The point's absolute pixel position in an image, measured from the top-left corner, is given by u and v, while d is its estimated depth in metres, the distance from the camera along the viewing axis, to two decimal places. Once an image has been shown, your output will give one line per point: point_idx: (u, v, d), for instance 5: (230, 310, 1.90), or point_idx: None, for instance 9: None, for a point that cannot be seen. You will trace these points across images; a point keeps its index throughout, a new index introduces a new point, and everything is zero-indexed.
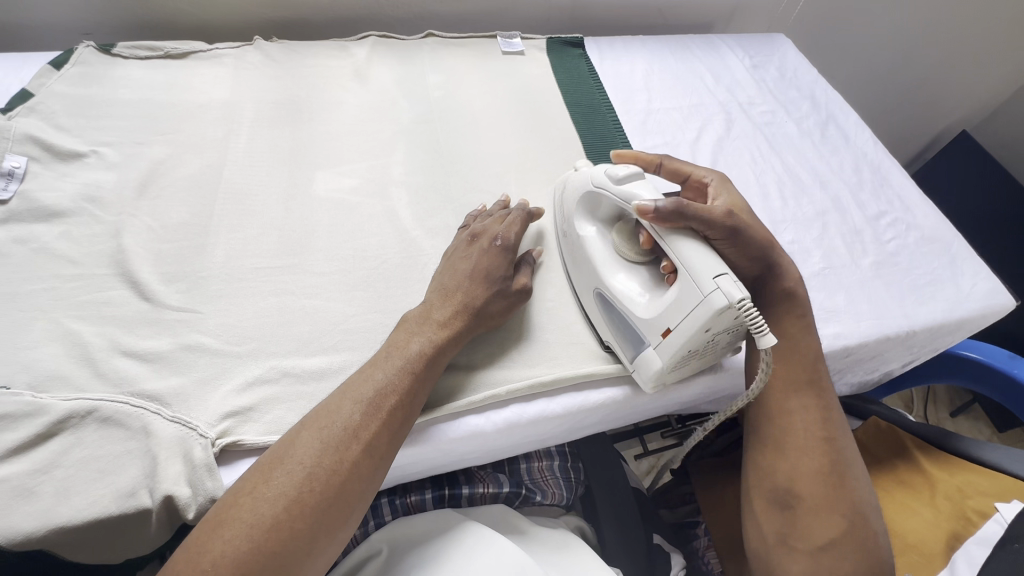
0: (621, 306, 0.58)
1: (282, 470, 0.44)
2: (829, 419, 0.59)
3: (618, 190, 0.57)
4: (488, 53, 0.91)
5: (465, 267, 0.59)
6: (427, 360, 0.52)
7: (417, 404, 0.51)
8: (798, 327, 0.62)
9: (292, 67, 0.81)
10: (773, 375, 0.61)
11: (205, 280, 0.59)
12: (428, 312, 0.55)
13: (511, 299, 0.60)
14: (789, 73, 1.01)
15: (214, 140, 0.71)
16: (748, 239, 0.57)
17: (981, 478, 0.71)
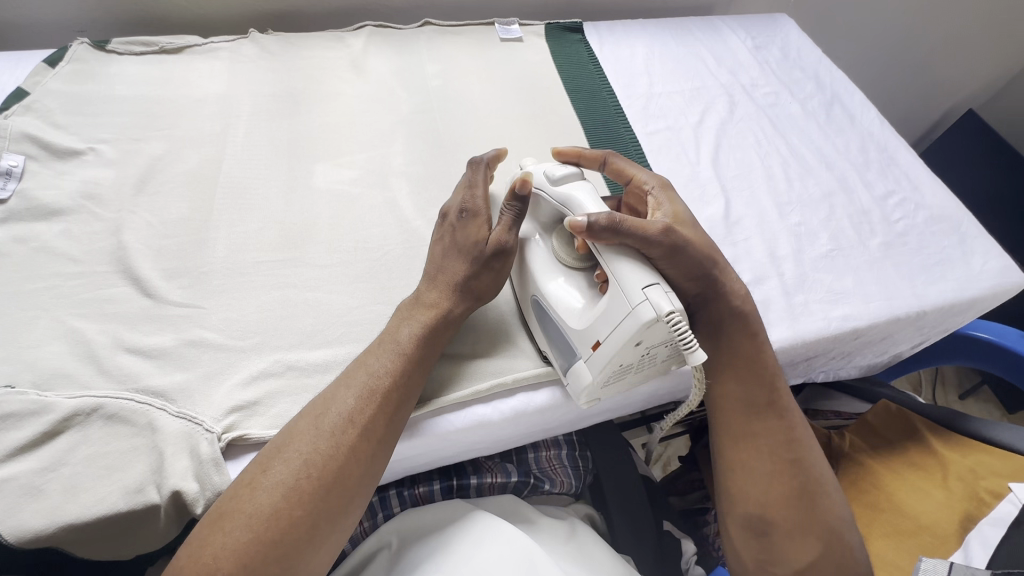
0: (558, 318, 0.55)
1: (281, 459, 0.44)
2: (791, 440, 0.57)
3: (555, 191, 0.54)
4: (486, 40, 0.89)
5: (442, 246, 0.57)
6: (421, 342, 0.52)
7: (413, 388, 0.50)
8: (753, 348, 0.59)
9: (288, 60, 0.80)
10: (731, 399, 0.59)
11: (207, 275, 0.58)
12: (418, 296, 0.55)
13: (492, 265, 0.55)
14: (792, 53, 0.99)
15: (212, 135, 0.70)
16: (686, 256, 0.53)
17: (992, 458, 0.71)
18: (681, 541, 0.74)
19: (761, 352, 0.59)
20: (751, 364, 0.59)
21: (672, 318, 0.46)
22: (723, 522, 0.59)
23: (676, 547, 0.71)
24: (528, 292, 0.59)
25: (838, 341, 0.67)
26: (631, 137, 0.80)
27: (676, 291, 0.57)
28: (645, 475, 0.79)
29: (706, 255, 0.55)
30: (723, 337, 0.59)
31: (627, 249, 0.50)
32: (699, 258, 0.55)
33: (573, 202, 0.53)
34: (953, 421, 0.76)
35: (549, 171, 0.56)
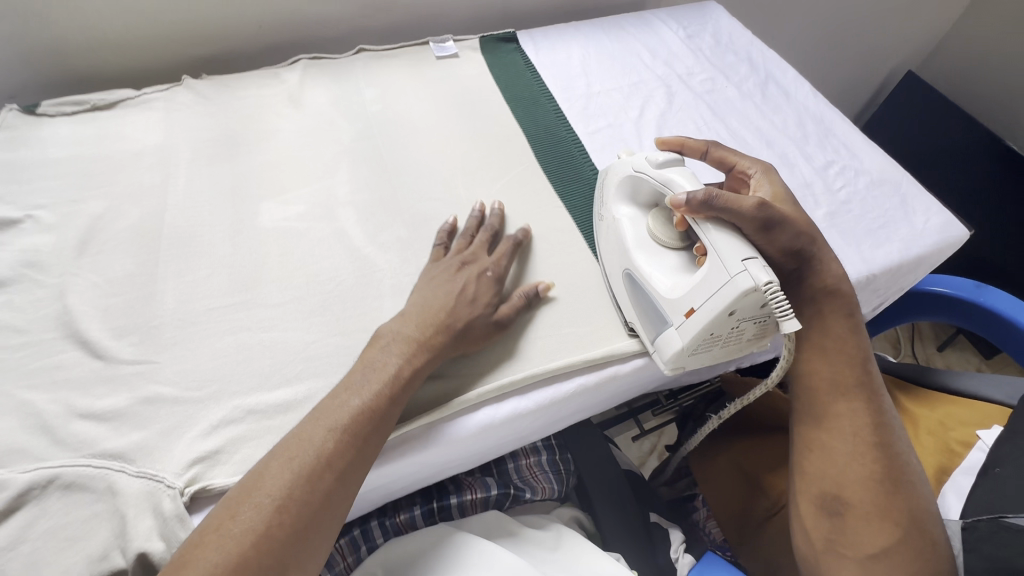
0: (649, 289, 0.58)
1: (250, 503, 0.43)
2: (880, 424, 0.57)
3: (658, 173, 0.59)
4: (422, 60, 0.90)
5: (450, 288, 0.59)
6: (404, 381, 0.52)
7: (384, 425, 0.50)
8: (848, 330, 0.61)
9: (224, 102, 0.80)
10: (819, 376, 0.60)
11: (158, 328, 0.58)
12: (401, 330, 0.55)
13: (489, 324, 0.59)
14: (724, 38, 1.02)
15: (152, 186, 0.70)
16: (782, 231, 0.55)
17: (959, 409, 0.73)
18: (667, 529, 0.73)
19: (857, 334, 0.61)
20: (841, 346, 0.60)
21: (764, 286, 0.49)
22: (794, 502, 0.58)
23: (663, 535, 0.72)
24: (620, 266, 0.63)
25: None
26: (574, 137, 0.81)
27: (774, 266, 0.60)
28: (629, 470, 0.80)
29: (803, 231, 0.58)
30: (813, 313, 0.61)
31: (728, 224, 0.53)
32: (796, 233, 0.57)
33: (672, 182, 0.57)
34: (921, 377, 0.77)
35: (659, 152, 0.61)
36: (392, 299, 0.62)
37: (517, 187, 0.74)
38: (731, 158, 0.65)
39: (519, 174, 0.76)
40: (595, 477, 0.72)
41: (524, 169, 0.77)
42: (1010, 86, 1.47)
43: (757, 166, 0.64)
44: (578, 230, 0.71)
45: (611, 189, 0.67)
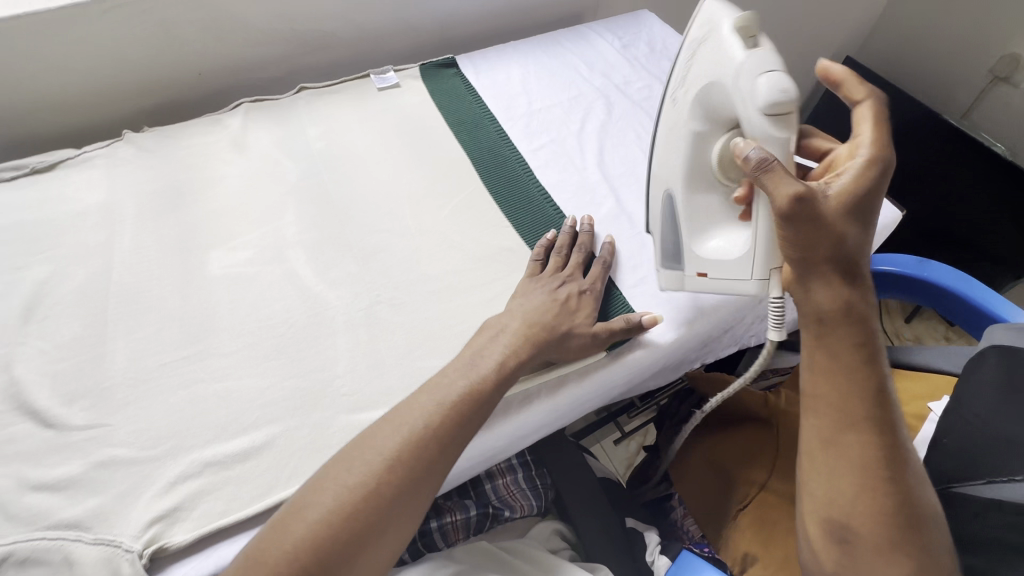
0: (681, 223, 0.63)
1: (361, 461, 0.47)
2: (895, 457, 0.49)
3: (754, 113, 0.52)
4: (364, 93, 0.91)
5: (549, 293, 0.62)
6: (507, 371, 0.54)
7: (454, 443, 0.49)
8: (864, 354, 0.51)
9: (167, 153, 0.80)
10: (825, 402, 0.52)
11: (109, 390, 0.57)
12: (513, 322, 0.58)
13: (586, 335, 0.60)
14: (658, 45, 1.05)
15: (98, 245, 0.69)
16: (805, 227, 0.49)
17: (914, 382, 0.76)
18: (644, 532, 0.74)
19: (872, 357, 0.51)
20: (853, 372, 0.51)
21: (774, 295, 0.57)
22: (800, 519, 0.54)
23: (641, 541, 0.72)
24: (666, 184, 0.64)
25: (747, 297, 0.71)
26: (519, 156, 0.83)
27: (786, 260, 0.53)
28: (606, 478, 0.81)
29: (831, 231, 0.49)
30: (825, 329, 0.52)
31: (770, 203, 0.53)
32: (826, 229, 0.49)
33: (756, 132, 0.52)
34: None
35: (772, 87, 0.51)
36: (346, 335, 0.63)
37: (465, 211, 0.76)
38: (860, 123, 0.55)
39: (466, 197, 0.78)
40: (571, 489, 0.73)
41: (472, 192, 0.78)
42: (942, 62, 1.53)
43: (880, 144, 0.52)
44: (527, 246, 0.72)
45: (698, 71, 0.58)
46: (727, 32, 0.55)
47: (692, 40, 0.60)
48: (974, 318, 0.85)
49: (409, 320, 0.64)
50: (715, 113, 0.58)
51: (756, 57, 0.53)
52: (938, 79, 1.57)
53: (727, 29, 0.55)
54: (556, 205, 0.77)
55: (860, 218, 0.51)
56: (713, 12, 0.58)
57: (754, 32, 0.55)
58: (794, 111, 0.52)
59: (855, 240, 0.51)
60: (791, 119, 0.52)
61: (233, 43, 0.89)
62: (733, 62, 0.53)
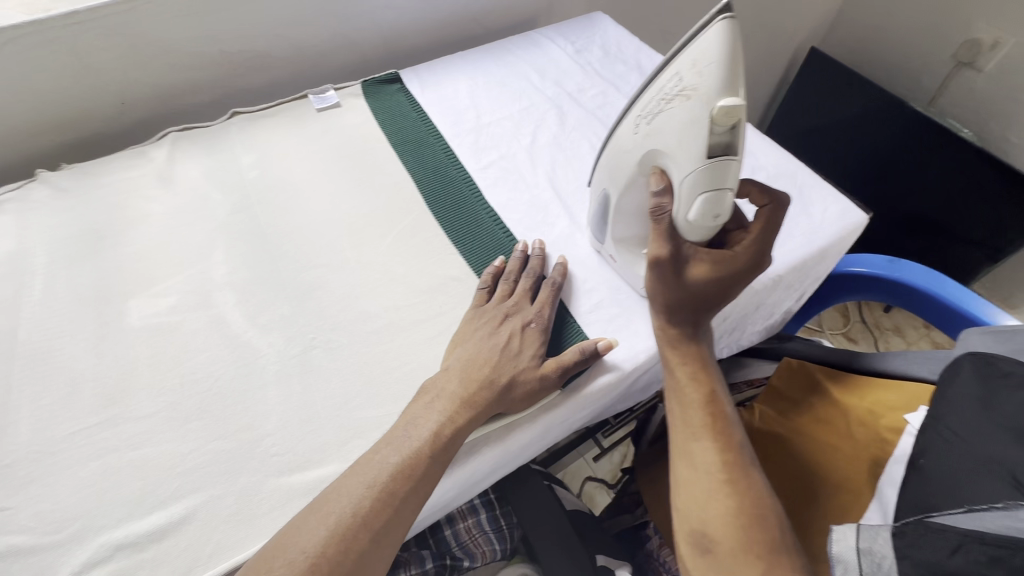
0: (605, 215, 0.60)
1: (285, 558, 0.44)
2: (734, 458, 0.53)
3: (686, 201, 0.47)
4: (302, 114, 0.86)
5: (492, 339, 0.58)
6: (444, 440, 0.51)
7: (387, 531, 0.47)
8: (694, 371, 0.57)
9: (85, 192, 0.74)
10: (673, 416, 0.57)
11: (10, 468, 0.52)
12: (452, 383, 0.54)
13: (532, 379, 0.56)
14: (613, 48, 1.01)
15: (3, 301, 0.63)
16: (655, 279, 0.54)
17: (889, 393, 0.73)
18: (615, 572, 0.69)
19: (702, 374, 0.57)
20: (689, 389, 0.56)
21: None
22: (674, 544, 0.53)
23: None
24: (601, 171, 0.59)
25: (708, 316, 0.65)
26: (465, 175, 0.78)
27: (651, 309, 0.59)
28: (574, 510, 0.77)
29: (679, 282, 0.54)
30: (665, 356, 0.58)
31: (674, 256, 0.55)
32: (675, 282, 0.54)
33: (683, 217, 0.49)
34: None
35: (704, 211, 0.47)
36: (277, 386, 0.58)
37: (408, 239, 0.71)
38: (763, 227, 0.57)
39: (410, 223, 0.73)
40: (535, 530, 0.68)
41: (416, 217, 0.73)
42: (908, 49, 1.51)
43: (757, 252, 0.55)
44: (475, 275, 0.67)
45: (667, 117, 0.47)
46: (704, 111, 0.43)
47: (673, 72, 0.46)
48: (948, 318, 0.83)
49: (347, 365, 0.59)
50: (663, 165, 0.51)
51: (712, 169, 0.45)
52: (903, 67, 1.55)
53: (705, 109, 0.43)
54: (506, 227, 0.72)
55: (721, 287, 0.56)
56: (706, 61, 0.43)
57: (734, 120, 0.43)
58: (720, 219, 0.48)
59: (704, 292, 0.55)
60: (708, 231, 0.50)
61: (156, 69, 0.83)
62: (692, 153, 0.45)
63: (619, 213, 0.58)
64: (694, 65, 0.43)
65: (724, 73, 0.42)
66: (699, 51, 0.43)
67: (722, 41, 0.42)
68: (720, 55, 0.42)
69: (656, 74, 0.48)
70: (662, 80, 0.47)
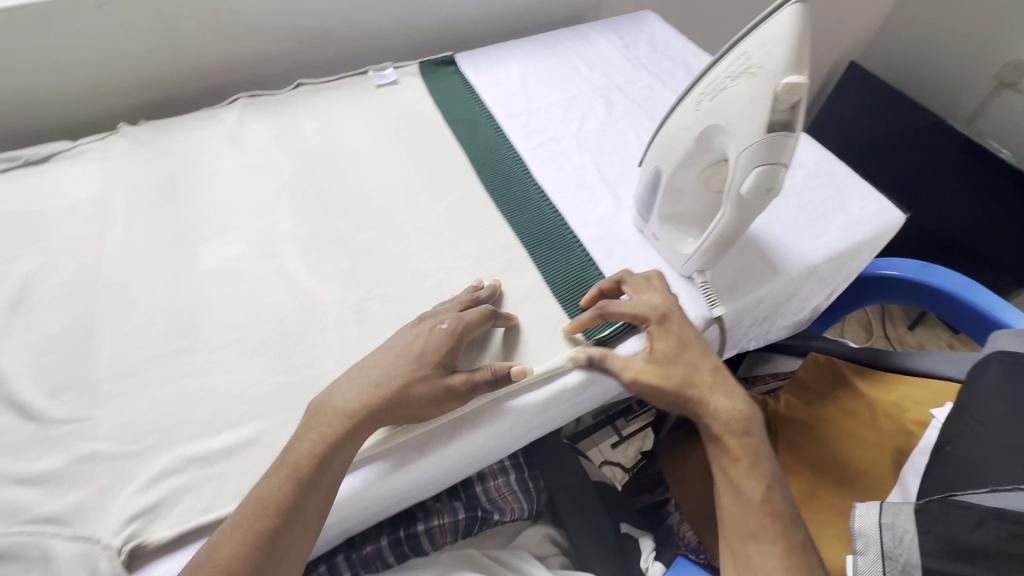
0: (656, 194, 0.64)
1: None
2: (794, 557, 0.51)
3: (737, 173, 0.51)
4: (362, 88, 0.91)
5: (396, 347, 0.55)
6: (317, 462, 0.49)
7: (280, 545, 0.47)
8: (748, 465, 0.55)
9: (162, 147, 0.80)
10: (727, 520, 0.55)
11: (94, 383, 0.57)
12: (341, 395, 0.52)
13: (432, 391, 0.53)
14: (660, 45, 1.04)
15: (88, 238, 0.69)
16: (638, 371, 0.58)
17: (912, 389, 0.75)
18: (639, 539, 0.73)
19: (757, 468, 0.55)
20: (743, 488, 0.55)
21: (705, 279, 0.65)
22: None
23: (634, 546, 0.72)
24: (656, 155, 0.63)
25: (748, 296, 0.68)
26: (515, 154, 0.82)
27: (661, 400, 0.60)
28: (600, 482, 0.80)
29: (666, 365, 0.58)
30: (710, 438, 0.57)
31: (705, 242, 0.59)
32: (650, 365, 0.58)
33: (732, 191, 0.53)
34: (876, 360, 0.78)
35: (758, 183, 0.50)
36: (336, 330, 0.62)
37: (460, 209, 0.75)
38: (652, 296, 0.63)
39: (461, 195, 0.76)
40: (565, 493, 0.72)
41: (468, 189, 0.77)
42: (951, 67, 1.51)
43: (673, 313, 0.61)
44: (522, 245, 0.71)
45: (730, 95, 0.50)
46: (768, 88, 0.46)
47: (740, 53, 0.49)
48: (978, 324, 0.84)
49: (402, 316, 0.63)
50: (721, 142, 0.54)
51: (770, 143, 0.48)
52: (944, 84, 1.55)
53: (770, 85, 0.46)
54: (553, 204, 0.76)
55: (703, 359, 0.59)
56: (775, 42, 0.46)
57: (796, 98, 0.46)
58: (768, 193, 0.51)
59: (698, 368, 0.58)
60: (758, 206, 0.53)
61: (230, 37, 0.88)
62: (753, 126, 0.48)
63: (670, 191, 0.62)
64: (763, 46, 0.47)
65: (793, 54, 0.45)
66: (768, 34, 0.47)
67: (792, 24, 0.45)
68: (789, 37, 0.45)
69: (721, 58, 0.52)
70: (728, 61, 0.50)
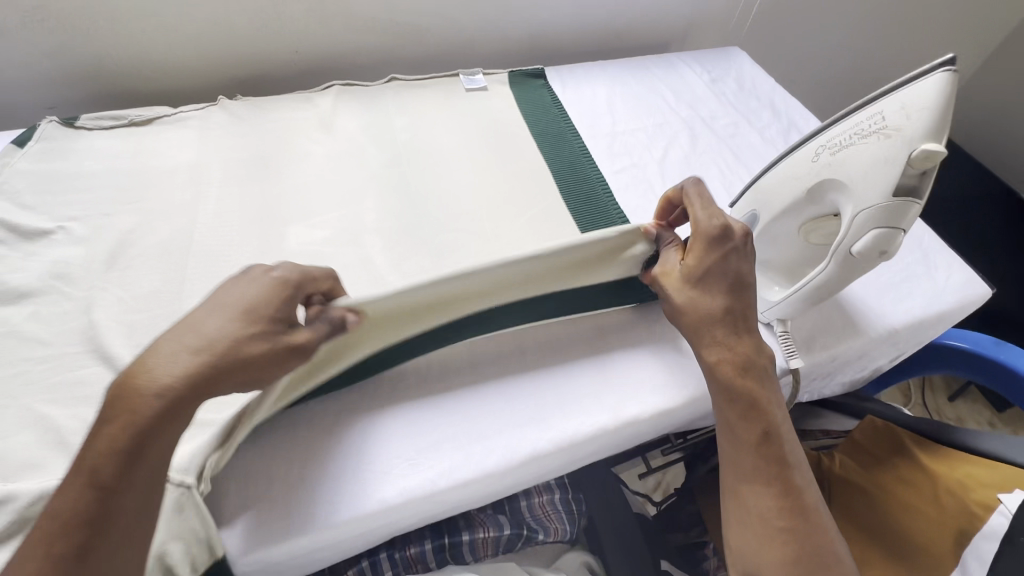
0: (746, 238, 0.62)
1: None
2: (790, 502, 0.51)
3: (854, 233, 0.50)
4: (452, 91, 0.92)
5: (217, 301, 0.46)
6: (121, 455, 0.40)
7: (92, 567, 0.38)
8: (744, 409, 0.54)
9: (258, 124, 0.82)
10: (724, 460, 0.54)
11: None
12: (153, 369, 0.41)
13: (272, 352, 0.45)
14: (748, 84, 1.03)
15: (183, 203, 0.71)
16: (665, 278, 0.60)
17: (981, 471, 0.72)
18: None
19: (755, 412, 0.54)
20: (736, 432, 0.54)
21: (785, 329, 0.63)
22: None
23: None
24: (751, 200, 0.61)
25: (824, 352, 0.66)
26: (599, 175, 0.82)
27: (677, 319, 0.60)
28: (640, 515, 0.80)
29: (689, 285, 0.57)
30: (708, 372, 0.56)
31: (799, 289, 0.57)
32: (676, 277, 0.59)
33: (843, 246, 0.51)
34: (940, 433, 0.76)
35: (873, 244, 0.49)
36: None
37: (542, 223, 0.75)
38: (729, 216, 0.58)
39: (544, 209, 0.77)
40: (608, 525, 0.70)
41: (549, 203, 0.77)
42: None
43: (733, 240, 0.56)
44: None
45: (855, 151, 0.50)
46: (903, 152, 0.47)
47: (874, 111, 0.49)
48: None
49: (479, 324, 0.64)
50: (835, 196, 0.52)
51: (894, 206, 0.48)
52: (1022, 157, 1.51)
53: (905, 150, 0.47)
54: None
55: (727, 292, 0.56)
56: (917, 106, 0.47)
57: (929, 165, 0.46)
58: (884, 254, 0.50)
59: (715, 297, 0.56)
60: (864, 265, 0.52)
61: (333, 26, 0.90)
62: (880, 187, 0.48)
63: (764, 239, 0.60)
64: (902, 108, 0.47)
65: (935, 121, 0.46)
66: (910, 98, 0.47)
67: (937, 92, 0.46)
68: (933, 104, 0.46)
69: (849, 114, 0.52)
70: (858, 118, 0.50)
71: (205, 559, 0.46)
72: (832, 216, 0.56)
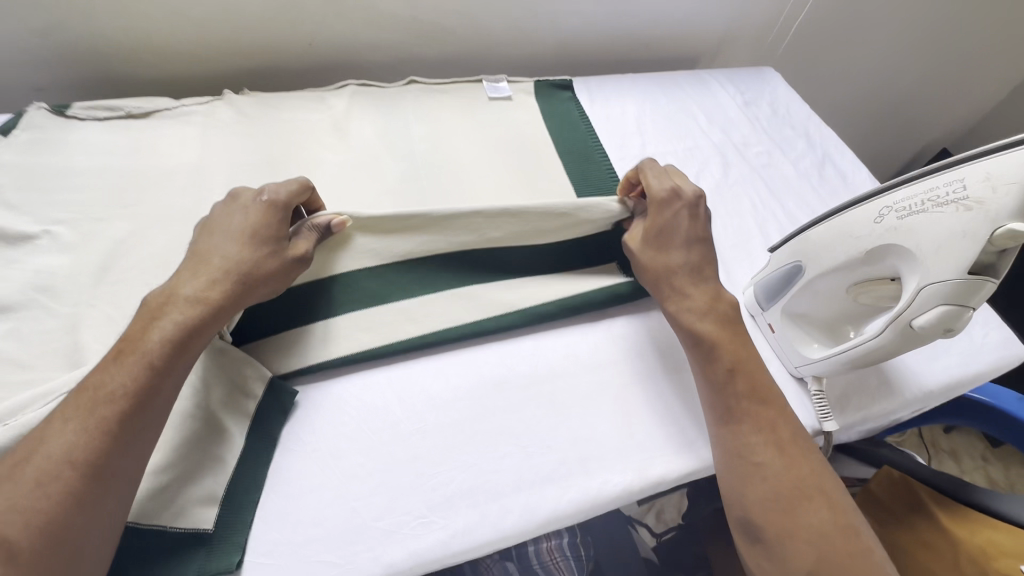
0: (789, 288, 0.58)
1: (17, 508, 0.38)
2: (766, 435, 0.52)
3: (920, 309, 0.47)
4: (474, 98, 0.86)
5: (227, 229, 0.52)
6: (172, 345, 0.46)
7: (143, 432, 0.43)
8: (710, 351, 0.56)
9: (266, 123, 0.76)
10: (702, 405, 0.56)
11: None
12: (189, 283, 0.49)
13: (280, 265, 0.52)
14: (781, 109, 0.99)
15: (182, 210, 0.65)
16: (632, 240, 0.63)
17: (1004, 536, 0.68)
18: None
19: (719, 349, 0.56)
20: (706, 378, 0.55)
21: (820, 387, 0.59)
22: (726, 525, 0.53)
23: None
24: (799, 247, 0.56)
25: (857, 414, 0.63)
26: None
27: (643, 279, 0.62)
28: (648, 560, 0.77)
29: (652, 245, 0.61)
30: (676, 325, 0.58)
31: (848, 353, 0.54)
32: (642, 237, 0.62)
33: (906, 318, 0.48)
34: None
35: (939, 320, 0.46)
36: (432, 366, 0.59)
37: None
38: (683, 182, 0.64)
39: None
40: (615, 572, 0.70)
41: None
42: None
43: (690, 204, 0.62)
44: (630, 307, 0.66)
45: (928, 219, 0.46)
46: (985, 229, 0.43)
47: (954, 177, 0.45)
48: None
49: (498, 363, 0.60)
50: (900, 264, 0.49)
51: (967, 285, 0.45)
52: None
53: (989, 227, 0.43)
54: None
55: (687, 246, 0.60)
56: (1004, 180, 0.43)
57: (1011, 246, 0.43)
58: (947, 332, 0.47)
59: (677, 253, 0.60)
60: (923, 339, 0.49)
61: (352, 22, 0.84)
62: (954, 263, 0.44)
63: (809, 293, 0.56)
64: (987, 180, 0.43)
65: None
66: (997, 168, 0.43)
67: None
68: None
69: (922, 174, 0.47)
70: (934, 182, 0.46)
71: (259, 381, 0.53)
72: (888, 281, 0.52)
